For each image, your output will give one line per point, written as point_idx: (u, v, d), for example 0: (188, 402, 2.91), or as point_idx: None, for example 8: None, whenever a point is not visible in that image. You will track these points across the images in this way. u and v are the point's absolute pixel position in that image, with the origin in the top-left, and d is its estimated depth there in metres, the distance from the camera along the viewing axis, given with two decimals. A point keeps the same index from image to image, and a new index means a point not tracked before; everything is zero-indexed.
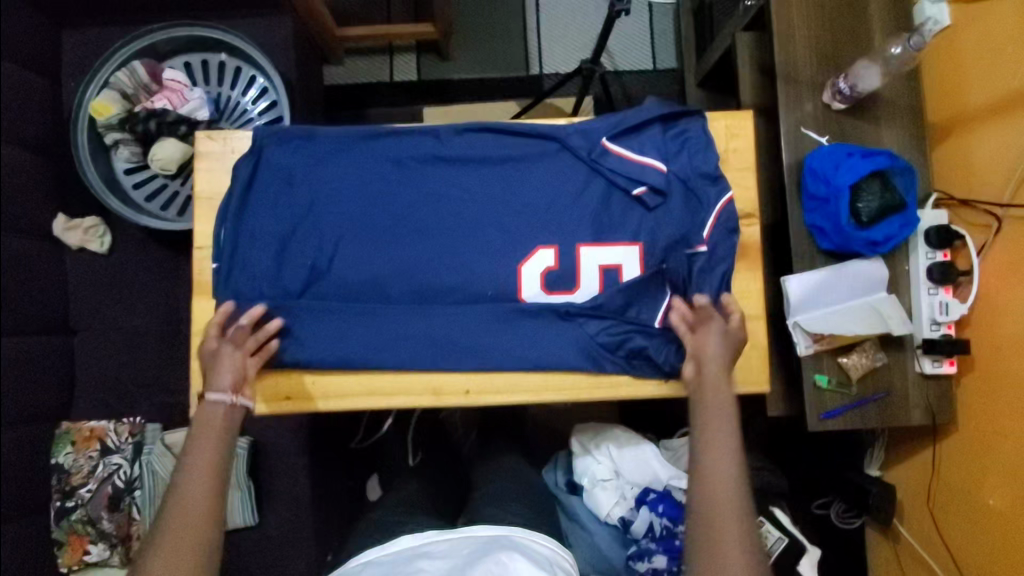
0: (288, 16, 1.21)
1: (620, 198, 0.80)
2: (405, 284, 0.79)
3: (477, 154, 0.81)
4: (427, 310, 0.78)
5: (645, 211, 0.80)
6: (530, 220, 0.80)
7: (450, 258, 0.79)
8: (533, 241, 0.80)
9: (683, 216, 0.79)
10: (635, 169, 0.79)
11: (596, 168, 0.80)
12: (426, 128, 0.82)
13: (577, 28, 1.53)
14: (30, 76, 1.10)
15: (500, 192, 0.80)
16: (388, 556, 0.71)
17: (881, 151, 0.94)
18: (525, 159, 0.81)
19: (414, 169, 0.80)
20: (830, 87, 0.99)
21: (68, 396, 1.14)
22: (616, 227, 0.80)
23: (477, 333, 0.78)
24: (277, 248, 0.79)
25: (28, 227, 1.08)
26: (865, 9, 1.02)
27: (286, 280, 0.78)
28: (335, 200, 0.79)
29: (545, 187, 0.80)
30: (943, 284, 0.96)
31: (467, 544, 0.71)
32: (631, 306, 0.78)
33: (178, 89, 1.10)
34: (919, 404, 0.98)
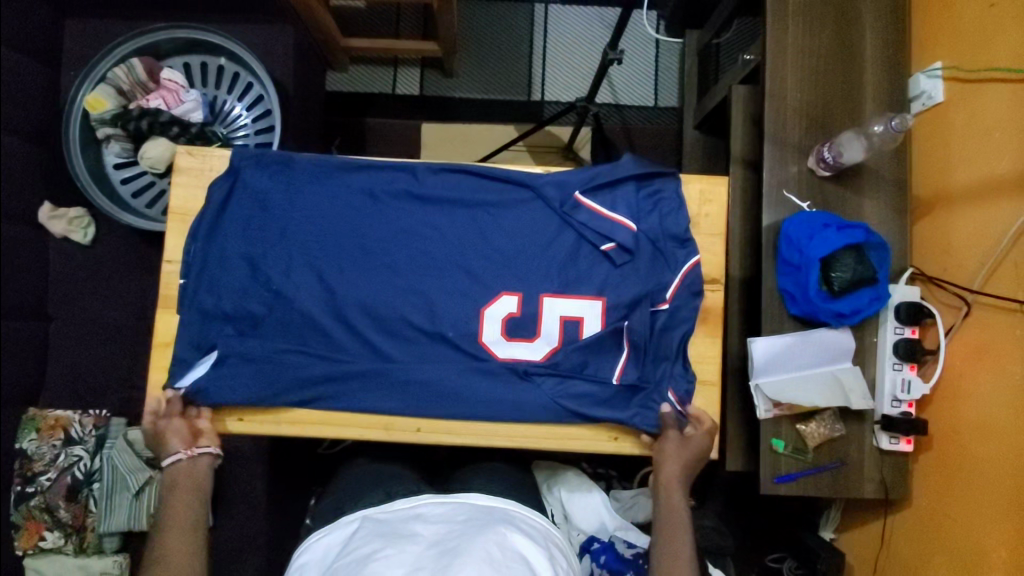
0: (292, 25, 1.22)
1: (588, 252, 0.81)
2: (366, 317, 0.79)
3: (450, 196, 0.82)
4: (385, 345, 0.79)
5: (612, 266, 0.81)
6: (496, 265, 0.81)
7: (414, 295, 0.80)
8: (497, 286, 0.81)
9: (648, 275, 0.80)
10: (604, 225, 0.80)
11: (567, 220, 0.81)
12: (403, 165, 0.84)
13: (582, 58, 1.54)
14: (30, 64, 1.12)
15: (471, 235, 0.82)
16: (385, 516, 0.72)
17: (857, 224, 0.94)
18: (498, 205, 0.82)
19: (388, 205, 0.82)
20: (815, 154, 0.99)
21: (39, 381, 1.16)
22: (581, 280, 0.81)
23: (432, 372, 0.79)
24: (247, 270, 0.80)
25: (15, 214, 1.10)
26: (857, 79, 1.02)
27: (250, 303, 0.79)
28: (307, 228, 0.81)
29: (514, 235, 0.81)
30: (908, 361, 0.96)
31: (462, 511, 0.71)
32: (589, 363, 0.80)
33: (175, 90, 1.11)
34: (873, 477, 0.98)
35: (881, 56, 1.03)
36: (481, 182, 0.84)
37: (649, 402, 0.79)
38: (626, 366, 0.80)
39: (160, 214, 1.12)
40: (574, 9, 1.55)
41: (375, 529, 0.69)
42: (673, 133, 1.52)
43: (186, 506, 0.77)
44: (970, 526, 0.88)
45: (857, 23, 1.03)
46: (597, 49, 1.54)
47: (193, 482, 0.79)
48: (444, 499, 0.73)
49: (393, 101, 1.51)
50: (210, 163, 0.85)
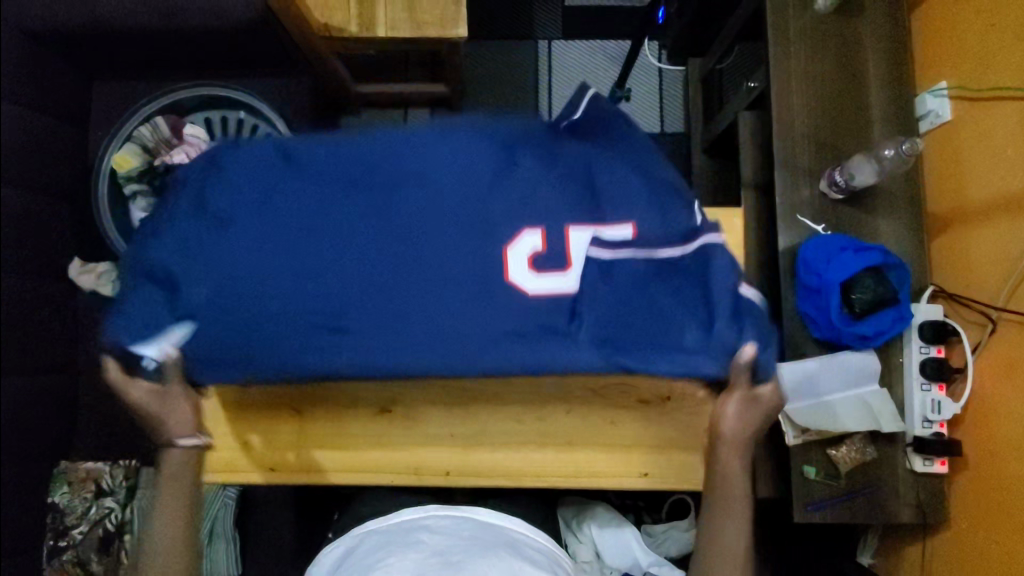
0: (307, 75, 1.26)
1: (626, 287, 0.57)
2: (311, 278, 0.57)
3: (461, 131, 0.62)
4: (334, 322, 0.57)
5: (653, 316, 0.57)
6: (489, 288, 0.57)
7: (400, 218, 0.58)
8: (485, 319, 0.57)
9: (708, 333, 0.56)
10: (643, 277, 0.57)
11: (592, 187, 0.60)
12: None
13: (587, 90, 1.58)
14: (60, 127, 1.17)
15: (475, 219, 0.58)
16: (391, 527, 0.75)
17: (875, 246, 0.95)
18: (507, 179, 0.59)
19: (377, 150, 0.61)
20: (827, 176, 1.00)
21: (68, 435, 1.17)
22: (621, 331, 0.57)
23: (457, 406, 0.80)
24: (173, 242, 0.59)
25: (45, 271, 1.13)
26: (863, 102, 1.04)
27: (179, 275, 0.57)
28: (261, 181, 0.60)
29: (531, 218, 0.59)
30: (937, 381, 0.95)
31: (466, 527, 0.74)
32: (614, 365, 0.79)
33: (196, 144, 1.13)
34: (909, 501, 0.96)
35: (886, 78, 1.04)
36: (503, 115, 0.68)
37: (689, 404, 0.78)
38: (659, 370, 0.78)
39: None
40: (577, 44, 1.59)
41: (380, 540, 0.72)
42: (680, 157, 1.54)
43: (177, 511, 0.68)
44: (1014, 551, 0.85)
45: (859, 47, 1.05)
46: (602, 81, 1.58)
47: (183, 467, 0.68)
48: (448, 512, 0.76)
49: None
50: None
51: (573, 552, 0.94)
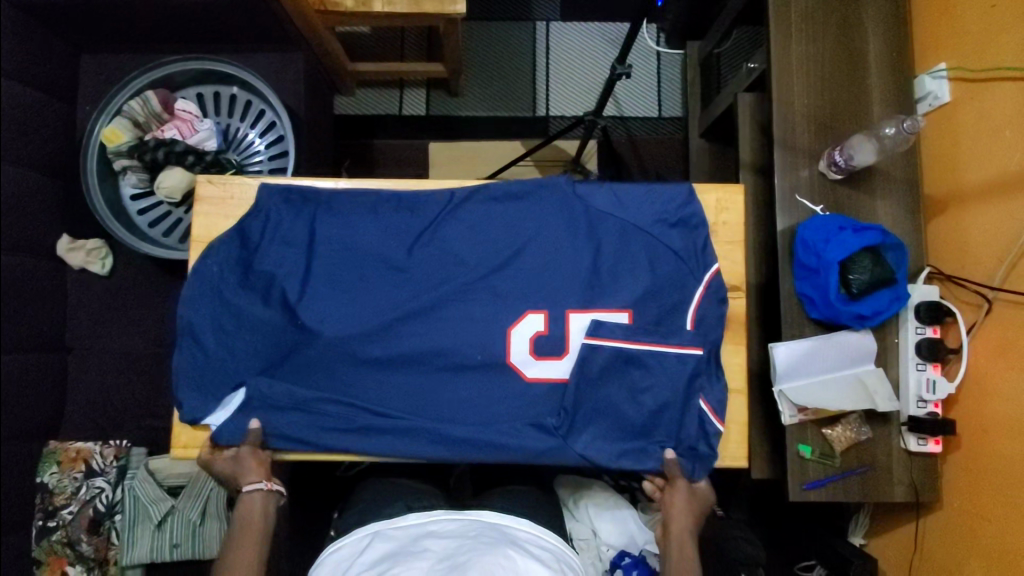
0: (300, 52, 1.23)
1: (596, 377, 0.80)
2: (371, 324, 0.81)
3: (485, 238, 0.84)
4: (365, 391, 0.81)
5: (614, 411, 0.81)
6: (484, 361, 0.81)
7: (428, 308, 0.82)
8: (480, 387, 0.81)
9: (653, 443, 0.81)
10: (614, 364, 0.81)
11: (593, 278, 0.83)
12: (435, 194, 0.86)
13: (585, 73, 1.57)
14: (47, 101, 1.14)
15: (484, 314, 0.82)
16: (397, 531, 0.76)
17: (873, 226, 0.94)
18: (508, 268, 0.83)
19: (418, 256, 0.83)
20: (826, 157, 0.99)
21: (57, 415, 1.15)
22: (592, 412, 0.81)
23: (467, 401, 0.81)
24: (259, 296, 0.83)
25: (33, 248, 1.11)
26: (863, 83, 1.03)
27: (260, 330, 0.82)
28: (334, 271, 0.83)
29: (538, 303, 0.82)
30: (932, 361, 0.96)
31: (472, 529, 0.75)
32: (604, 380, 0.81)
33: (189, 120, 1.13)
34: (903, 480, 0.97)
35: (885, 60, 1.04)
36: (545, 194, 0.85)
37: (678, 419, 0.81)
38: (649, 391, 0.81)
39: (178, 242, 1.13)
40: (575, 27, 1.58)
41: (387, 547, 0.73)
42: (677, 141, 1.53)
43: (251, 543, 0.80)
44: (1009, 526, 0.86)
45: (860, 29, 1.05)
46: (601, 65, 1.57)
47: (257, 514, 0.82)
48: (455, 515, 0.78)
49: (400, 122, 1.53)
50: (232, 189, 0.85)
51: (570, 531, 0.96)
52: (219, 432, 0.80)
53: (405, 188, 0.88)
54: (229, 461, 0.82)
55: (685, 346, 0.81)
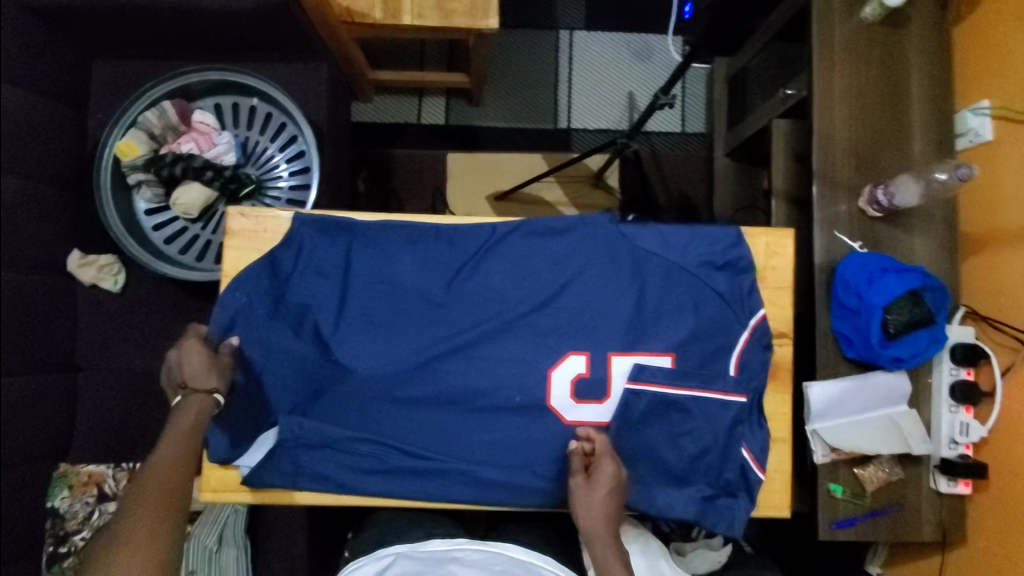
0: (323, 63, 1.19)
1: (637, 422, 0.76)
2: (406, 362, 0.75)
3: (528, 274, 0.79)
4: (399, 433, 0.76)
5: (655, 458, 0.77)
6: (524, 404, 0.76)
7: (467, 347, 0.77)
8: (520, 433, 0.76)
9: (694, 489, 0.77)
10: (657, 408, 0.76)
11: (637, 320, 0.78)
12: (479, 224, 0.81)
13: (608, 85, 1.53)
14: (58, 110, 1.09)
15: (524, 353, 0.77)
16: (421, 555, 0.73)
17: (914, 268, 0.93)
18: (552, 305, 0.78)
19: (458, 291, 0.78)
20: (867, 194, 0.98)
21: (67, 436, 1.12)
22: (631, 457, 0.77)
23: (505, 447, 0.76)
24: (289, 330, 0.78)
25: (44, 264, 1.07)
26: (905, 118, 1.02)
27: (290, 366, 0.76)
28: (368, 305, 0.77)
29: (580, 344, 0.77)
30: (965, 404, 0.96)
31: (498, 563, 0.71)
32: (645, 425, 0.77)
33: (206, 133, 1.09)
34: (931, 519, 0.98)
35: (927, 95, 1.02)
36: (589, 228, 0.80)
37: (723, 467, 0.77)
38: (692, 438, 0.76)
39: (195, 260, 1.09)
40: (600, 37, 1.54)
41: (411, 566, 0.71)
42: (701, 159, 1.51)
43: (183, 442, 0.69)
44: None
45: (903, 61, 1.02)
46: (625, 77, 1.53)
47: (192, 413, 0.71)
48: (482, 545, 0.74)
49: (419, 131, 1.49)
50: (268, 224, 0.80)
51: None
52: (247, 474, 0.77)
53: (447, 216, 0.82)
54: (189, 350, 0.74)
55: (729, 391, 0.77)
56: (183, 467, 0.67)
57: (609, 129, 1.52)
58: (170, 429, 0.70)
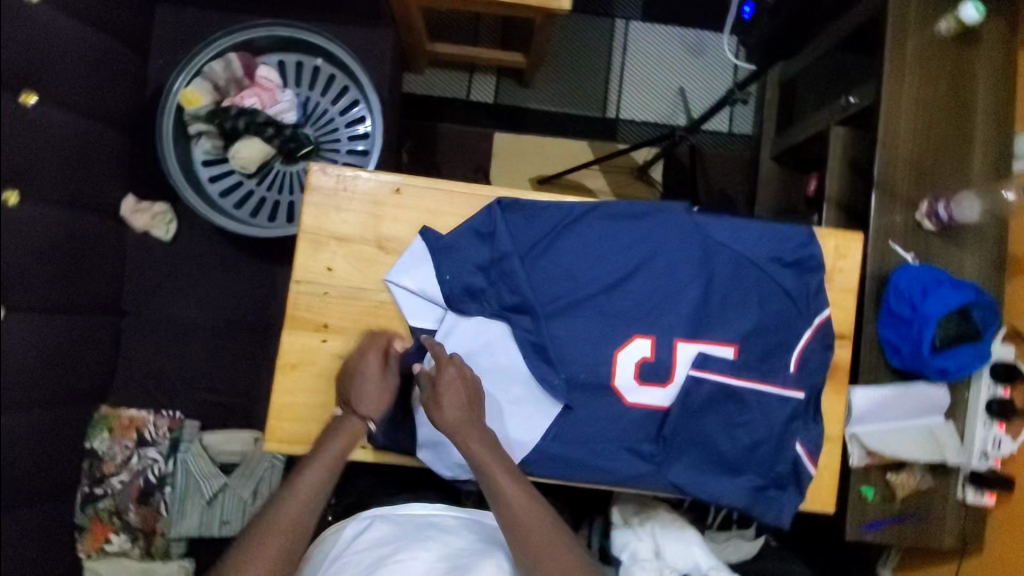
0: (389, 29, 1.20)
1: (696, 408, 0.78)
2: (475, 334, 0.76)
3: (602, 255, 0.79)
4: None
5: (708, 444, 0.78)
6: (587, 381, 0.77)
7: (535, 321, 0.77)
8: (581, 410, 0.77)
9: (744, 477, 0.78)
10: (716, 397, 0.78)
11: (703, 308, 0.79)
12: (556, 201, 0.81)
13: (658, 78, 1.53)
14: (121, 52, 1.09)
15: (592, 332, 0.78)
16: (403, 517, 0.76)
17: (967, 284, 0.94)
18: (620, 287, 0.79)
19: (532, 265, 0.79)
20: (926, 206, 1.00)
21: (107, 379, 1.13)
22: (687, 445, 0.78)
23: (566, 423, 0.77)
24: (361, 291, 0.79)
25: (98, 206, 1.07)
26: (967, 136, 1.03)
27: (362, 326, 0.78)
28: (442, 272, 0.77)
29: (647, 328, 0.78)
30: (998, 419, 0.98)
31: (474, 533, 0.76)
32: (703, 412, 0.78)
33: (270, 89, 1.08)
34: (954, 528, 1.00)
35: (992, 114, 1.03)
36: (663, 215, 0.81)
37: (776, 458, 0.79)
38: (746, 428, 0.78)
39: (250, 216, 1.10)
40: (654, 29, 1.53)
41: (388, 529, 0.74)
42: (744, 160, 1.52)
43: (320, 470, 0.73)
44: None
45: (970, 79, 1.03)
46: (676, 71, 1.53)
47: (347, 438, 0.74)
48: (456, 512, 0.79)
49: (468, 107, 1.49)
50: (346, 183, 0.80)
51: (632, 549, 0.92)
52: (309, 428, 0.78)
53: (524, 193, 0.83)
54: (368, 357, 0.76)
55: (788, 387, 0.78)
56: (304, 515, 0.71)
57: (657, 123, 1.52)
58: (312, 462, 0.73)
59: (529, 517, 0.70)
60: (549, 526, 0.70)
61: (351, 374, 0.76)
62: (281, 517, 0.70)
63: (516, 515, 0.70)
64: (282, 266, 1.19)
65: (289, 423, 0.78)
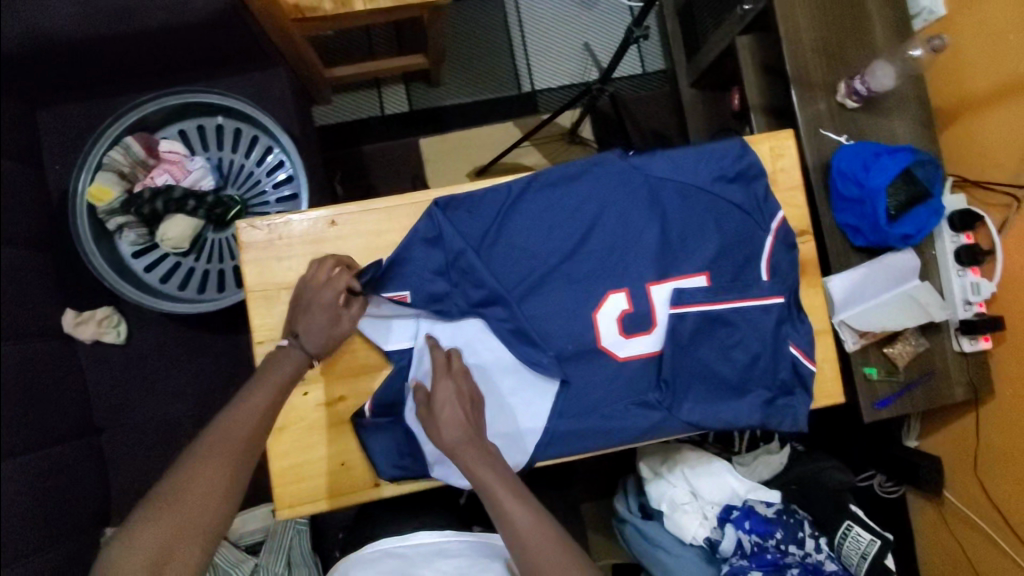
0: (281, 68, 1.16)
1: (687, 342, 0.78)
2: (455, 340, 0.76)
3: (554, 224, 0.79)
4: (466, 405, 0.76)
5: (709, 374, 0.79)
6: (577, 351, 0.77)
7: (508, 309, 0.76)
8: (580, 380, 0.77)
9: (752, 395, 0.79)
10: (702, 326, 0.78)
11: (665, 246, 0.79)
12: (494, 186, 0.80)
13: (560, 39, 1.52)
14: (14, 169, 1.04)
15: (566, 301, 0.77)
16: (407, 550, 0.73)
17: (903, 148, 0.96)
18: (580, 251, 0.78)
19: (489, 256, 0.78)
20: (844, 87, 1.01)
21: (104, 500, 1.09)
22: (689, 381, 0.78)
23: (569, 397, 0.77)
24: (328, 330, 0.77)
25: (38, 331, 1.02)
26: (863, 8, 1.04)
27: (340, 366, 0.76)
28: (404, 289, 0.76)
29: (617, 282, 0.78)
30: (970, 266, 1.01)
31: (483, 556, 0.72)
32: (694, 345, 0.78)
33: (179, 162, 1.05)
34: (961, 380, 1.03)
35: None
36: (600, 168, 0.80)
37: (776, 366, 0.79)
38: (738, 348, 0.79)
39: (198, 293, 1.06)
40: None
41: (391, 564, 0.70)
42: (665, 96, 1.52)
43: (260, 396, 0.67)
44: None
45: None
46: (576, 28, 1.53)
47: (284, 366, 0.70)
48: (463, 535, 0.76)
49: (385, 122, 1.46)
50: (279, 231, 0.78)
51: (669, 497, 0.93)
52: (319, 480, 0.77)
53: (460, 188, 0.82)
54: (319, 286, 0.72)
55: (766, 295, 0.79)
56: (232, 484, 0.61)
57: (573, 84, 1.52)
58: (232, 422, 0.64)
59: (541, 543, 0.61)
60: (566, 552, 0.60)
61: (302, 304, 0.72)
62: (198, 467, 0.60)
63: (527, 542, 0.61)
64: (248, 332, 1.16)
65: (298, 483, 0.77)
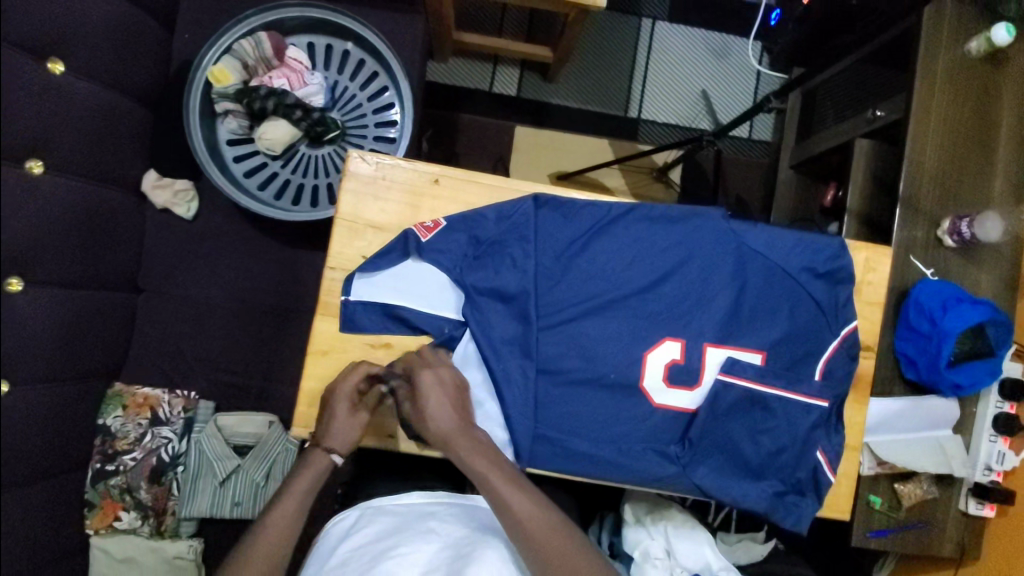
0: (420, 18, 1.19)
1: (722, 413, 0.79)
2: (512, 331, 0.78)
3: (637, 256, 0.80)
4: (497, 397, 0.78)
5: (733, 449, 0.80)
6: (617, 382, 0.78)
7: (571, 317, 0.78)
8: (610, 410, 0.78)
9: (765, 482, 0.80)
10: (742, 403, 0.79)
11: (733, 315, 0.80)
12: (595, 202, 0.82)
13: (681, 77, 1.53)
14: (151, 26, 1.08)
15: (624, 331, 0.78)
16: (399, 509, 0.75)
17: (985, 302, 0.95)
18: (653, 288, 0.79)
19: (569, 264, 0.79)
20: (949, 224, 1.01)
21: (123, 355, 1.13)
22: (711, 450, 0.79)
23: (594, 423, 0.78)
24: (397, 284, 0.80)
25: (120, 181, 1.06)
26: (991, 156, 1.04)
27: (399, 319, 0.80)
28: (478, 268, 0.78)
29: (677, 331, 0.79)
30: (1004, 434, 1.00)
31: (476, 518, 0.74)
32: (727, 417, 0.79)
33: (300, 72, 1.07)
34: (954, 538, 1.03)
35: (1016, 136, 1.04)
36: (699, 220, 0.81)
37: (799, 463, 0.80)
38: (767, 436, 0.80)
39: (273, 198, 1.09)
40: (681, 29, 1.53)
41: (387, 523, 0.72)
42: (761, 167, 1.53)
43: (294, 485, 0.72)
44: None
45: (998, 99, 1.04)
46: (699, 72, 1.53)
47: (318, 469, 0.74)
48: (455, 499, 0.77)
49: (489, 98, 1.48)
50: (384, 172, 0.82)
51: (644, 548, 0.92)
52: None
53: (562, 193, 0.84)
54: (344, 406, 0.75)
55: (813, 395, 0.80)
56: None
57: (678, 125, 1.52)
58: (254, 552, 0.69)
59: (542, 529, 0.68)
60: (564, 535, 0.67)
61: (326, 412, 0.76)
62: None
63: (533, 533, 0.67)
64: (303, 250, 1.19)
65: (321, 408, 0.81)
